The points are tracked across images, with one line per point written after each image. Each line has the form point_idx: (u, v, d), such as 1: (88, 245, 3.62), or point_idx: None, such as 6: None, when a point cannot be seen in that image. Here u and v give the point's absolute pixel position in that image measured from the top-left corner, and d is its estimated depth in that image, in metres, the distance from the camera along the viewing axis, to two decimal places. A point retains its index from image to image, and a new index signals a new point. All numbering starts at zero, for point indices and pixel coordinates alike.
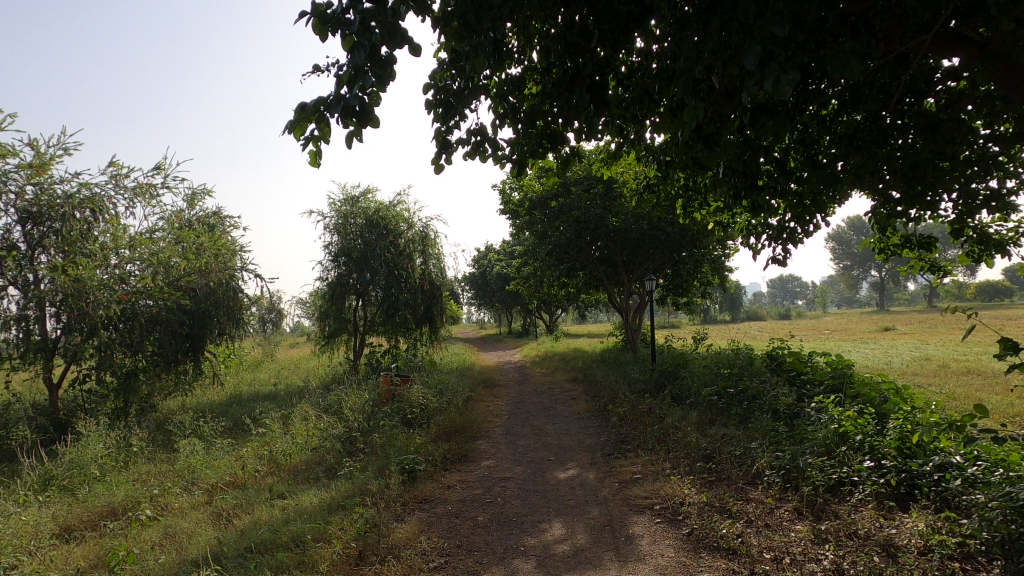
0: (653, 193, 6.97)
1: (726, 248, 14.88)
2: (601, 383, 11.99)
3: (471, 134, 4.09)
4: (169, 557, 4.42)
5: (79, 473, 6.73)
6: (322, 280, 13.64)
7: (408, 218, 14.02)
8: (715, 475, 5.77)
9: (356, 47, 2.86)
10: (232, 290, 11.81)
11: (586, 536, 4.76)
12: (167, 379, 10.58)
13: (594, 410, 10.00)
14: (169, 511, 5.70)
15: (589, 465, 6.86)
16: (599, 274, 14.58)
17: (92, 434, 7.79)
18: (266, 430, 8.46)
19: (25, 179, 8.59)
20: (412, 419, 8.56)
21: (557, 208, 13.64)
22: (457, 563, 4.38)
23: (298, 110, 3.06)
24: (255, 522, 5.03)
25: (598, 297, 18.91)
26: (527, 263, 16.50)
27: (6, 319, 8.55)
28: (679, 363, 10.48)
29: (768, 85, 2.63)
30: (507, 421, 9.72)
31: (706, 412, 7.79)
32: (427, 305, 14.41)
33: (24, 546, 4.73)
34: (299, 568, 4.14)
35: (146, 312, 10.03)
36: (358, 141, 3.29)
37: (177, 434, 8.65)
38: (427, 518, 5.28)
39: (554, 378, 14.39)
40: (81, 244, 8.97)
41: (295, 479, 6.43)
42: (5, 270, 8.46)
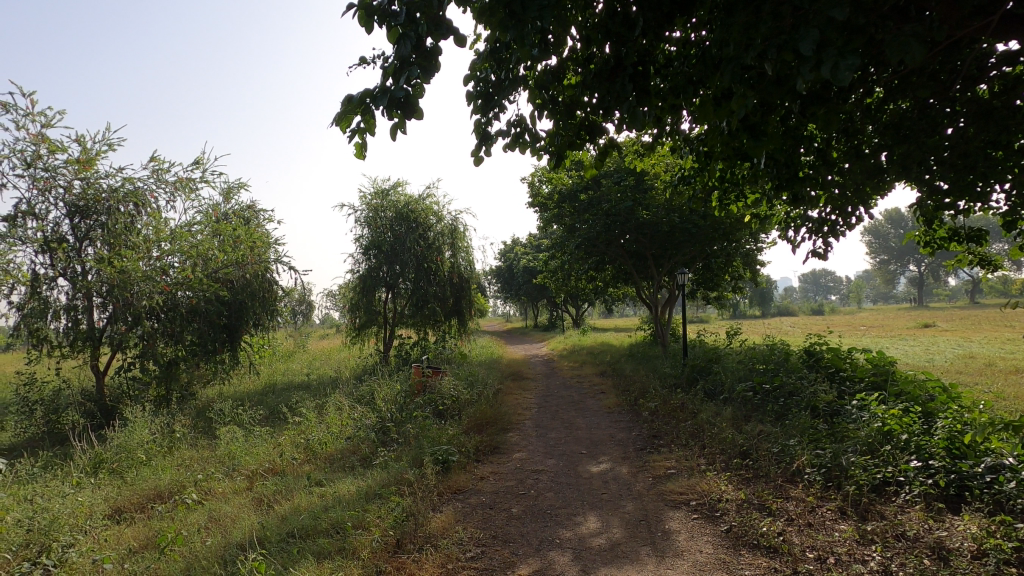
0: (689, 185, 6.84)
1: (758, 241, 14.56)
2: (631, 377, 11.89)
3: (511, 125, 4.07)
4: (215, 540, 4.55)
5: (127, 457, 7.00)
6: (353, 273, 13.85)
7: (437, 211, 14.09)
8: (752, 471, 5.67)
9: (402, 39, 2.86)
10: (266, 282, 12.09)
11: (622, 530, 4.74)
12: (206, 368, 10.91)
13: (624, 404, 9.93)
14: (213, 495, 5.88)
15: (622, 459, 6.82)
16: (628, 267, 14.45)
17: (138, 421, 8.09)
18: (302, 419, 8.66)
19: (72, 174, 8.90)
20: (443, 410, 8.62)
21: (586, 202, 13.52)
22: (494, 553, 4.41)
23: (344, 103, 3.10)
24: (296, 508, 5.15)
25: (626, 290, 18.75)
26: (554, 257, 16.43)
27: (56, 310, 8.90)
28: (711, 357, 10.31)
29: (827, 70, 2.54)
30: (536, 414, 9.74)
31: (741, 408, 7.65)
32: (455, 298, 14.50)
33: (80, 525, 4.94)
34: (340, 554, 4.22)
35: (186, 303, 10.33)
36: (402, 133, 3.31)
37: (217, 421, 8.90)
38: (462, 509, 5.33)
39: (583, 372, 14.33)
40: (125, 237, 9.28)
41: (332, 467, 6.57)
42: (54, 262, 8.79)
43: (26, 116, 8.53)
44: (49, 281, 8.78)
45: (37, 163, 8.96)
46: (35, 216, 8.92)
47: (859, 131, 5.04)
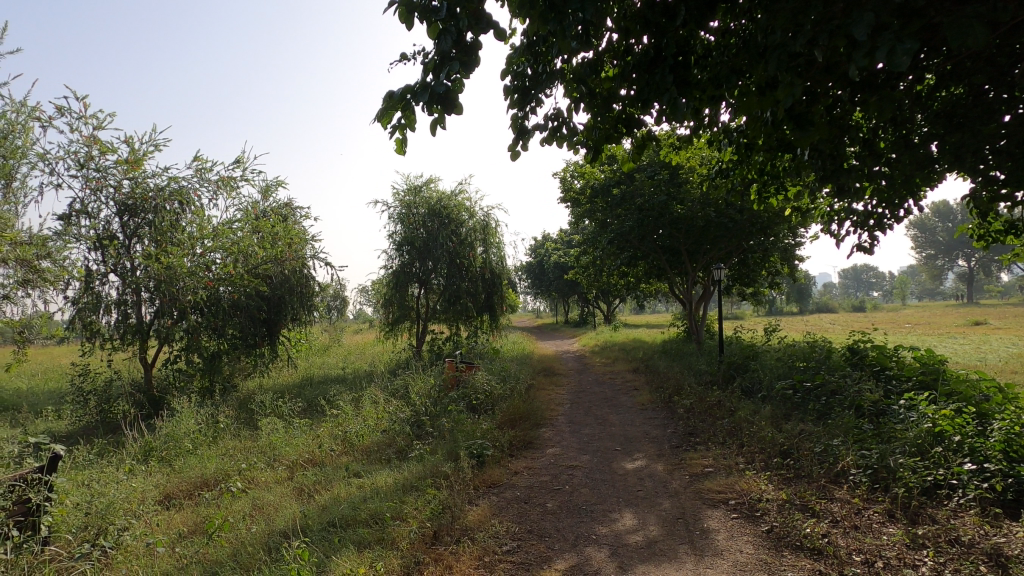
0: (727, 178, 6.69)
1: (797, 235, 14.15)
2: (665, 374, 11.74)
3: (548, 119, 4.04)
4: (259, 527, 4.70)
5: (175, 446, 7.28)
6: (387, 269, 14.05)
7: (469, 207, 14.14)
8: (793, 471, 5.52)
9: (443, 34, 2.87)
10: (304, 277, 12.36)
11: (659, 528, 4.69)
12: (247, 361, 11.25)
13: (658, 401, 9.81)
14: (256, 483, 6.07)
15: (657, 456, 6.74)
16: (661, 262, 14.24)
17: (184, 411, 8.40)
18: (339, 412, 8.84)
19: (122, 174, 9.27)
20: (477, 404, 8.67)
21: (619, 196, 13.35)
22: (530, 547, 4.42)
23: (385, 99, 3.13)
24: (335, 498, 5.27)
25: (659, 286, 18.49)
26: (586, 252, 16.33)
27: (108, 304, 9.31)
28: (749, 354, 10.10)
29: (883, 55, 2.44)
30: (569, 410, 9.71)
31: (780, 406, 7.47)
32: (487, 293, 14.54)
33: (134, 509, 5.16)
34: (379, 544, 4.30)
35: (227, 298, 10.66)
36: (442, 128, 3.33)
37: (258, 413, 9.17)
38: (498, 503, 5.36)
39: (615, 369, 14.21)
40: (171, 234, 9.62)
41: (369, 459, 6.70)
42: (106, 258, 9.19)
43: (79, 118, 8.92)
44: (101, 276, 9.19)
45: (89, 164, 9.36)
46: (88, 215, 9.34)
47: (909, 120, 4.83)
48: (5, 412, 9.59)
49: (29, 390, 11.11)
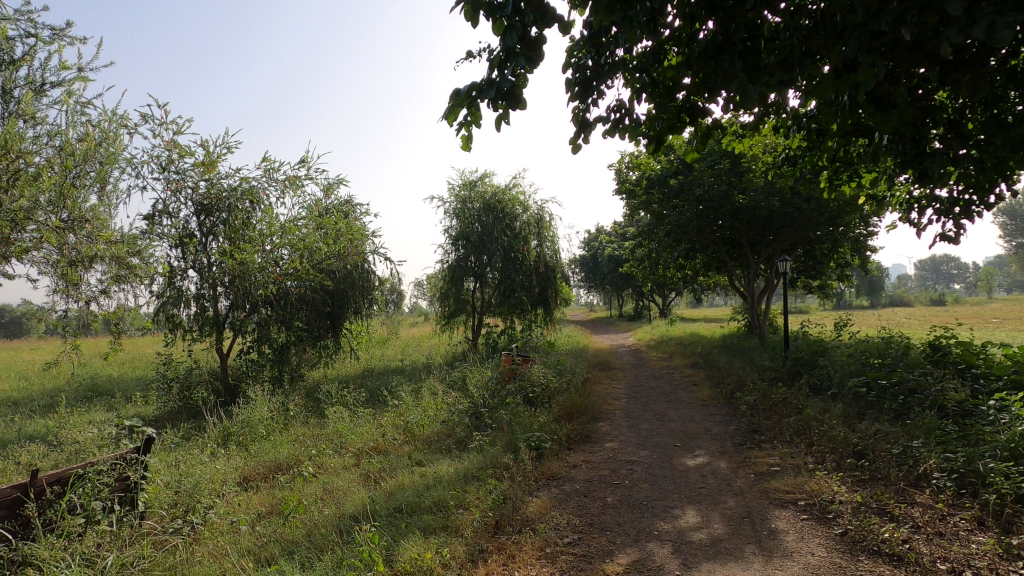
0: (794, 166, 6.40)
1: (870, 225, 13.35)
2: (725, 369, 11.39)
3: (610, 111, 4.01)
4: (331, 510, 4.93)
5: (251, 432, 7.73)
6: (443, 263, 14.33)
7: (523, 201, 14.19)
8: (868, 473, 5.26)
9: (508, 31, 2.91)
10: (365, 272, 12.79)
11: (724, 526, 4.59)
12: (313, 352, 11.77)
13: (720, 397, 9.53)
14: (325, 468, 6.37)
15: (720, 454, 6.58)
16: (722, 254, 13.80)
17: (258, 400, 8.89)
18: (400, 402, 9.12)
19: (199, 175, 9.86)
20: (534, 397, 8.71)
21: (676, 187, 13.02)
22: (592, 540, 4.43)
23: (452, 97, 3.19)
24: (400, 485, 5.46)
25: (718, 279, 17.93)
26: (641, 245, 16.04)
27: (187, 298, 9.95)
28: (817, 350, 9.64)
29: (981, 31, 2.27)
30: (627, 404, 9.61)
31: (853, 405, 7.11)
32: (542, 287, 14.54)
33: (217, 489, 5.53)
34: (444, 531, 4.42)
35: (295, 292, 11.18)
36: (506, 124, 3.37)
37: (325, 402, 9.59)
38: (558, 495, 5.40)
39: (673, 364, 13.91)
40: (243, 232, 10.16)
41: (431, 448, 6.88)
42: (185, 255, 9.82)
43: (161, 124, 9.52)
44: (182, 272, 9.82)
45: (170, 167, 10.01)
46: (170, 214, 10.00)
47: (1003, 98, 4.47)
48: (101, 397, 10.46)
49: (120, 377, 12.05)
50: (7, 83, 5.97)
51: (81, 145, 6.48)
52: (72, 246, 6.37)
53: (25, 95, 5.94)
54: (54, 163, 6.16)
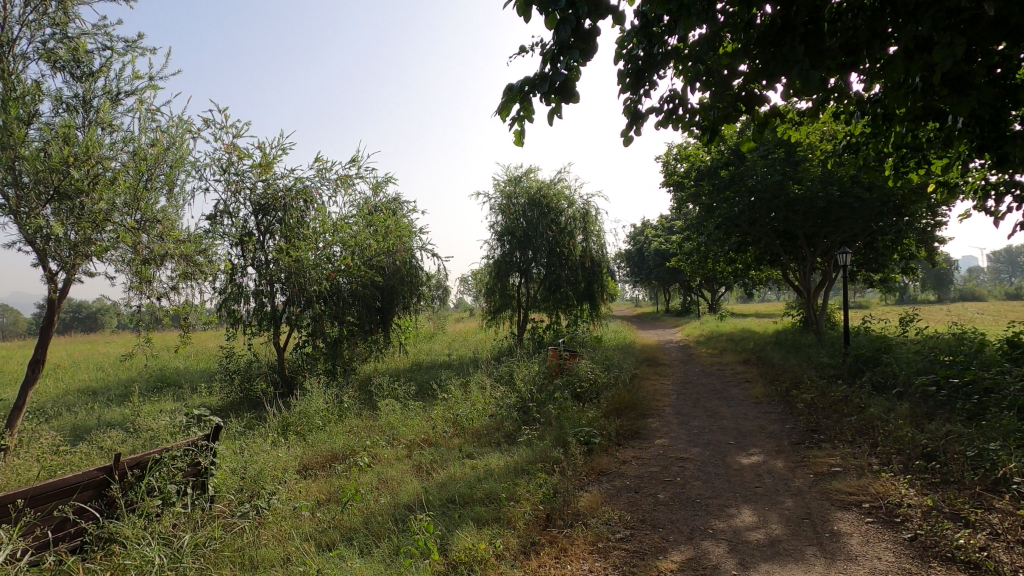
0: (857, 153, 6.09)
1: (938, 214, 12.59)
2: (780, 366, 11.02)
3: (663, 102, 3.94)
4: (387, 499, 5.07)
5: (308, 422, 8.04)
6: (489, 259, 14.44)
7: (568, 195, 14.11)
8: (940, 476, 4.99)
9: (561, 24, 2.90)
10: (413, 268, 13.04)
11: (782, 526, 4.46)
12: (364, 347, 12.12)
13: (774, 395, 9.23)
14: (379, 459, 6.56)
15: (776, 453, 6.38)
16: (776, 247, 13.32)
17: (314, 392, 9.23)
18: (449, 395, 9.27)
19: (257, 177, 10.27)
20: (582, 393, 8.67)
21: (727, 178, 12.65)
22: (644, 537, 4.39)
23: (505, 92, 3.21)
24: (452, 476, 5.56)
25: (771, 272, 17.33)
26: (690, 239, 15.67)
27: (247, 294, 10.40)
28: (880, 346, 9.18)
29: None
30: (676, 400, 9.45)
31: (921, 404, 6.74)
32: (588, 281, 14.43)
33: (279, 476, 5.78)
34: (496, 523, 4.48)
35: (347, 288, 11.53)
36: (558, 118, 3.36)
37: (376, 394, 9.86)
38: (608, 490, 5.37)
39: (723, 360, 13.55)
40: (298, 230, 10.53)
41: (480, 441, 6.97)
42: (245, 253, 10.26)
43: (222, 128, 9.97)
44: (242, 269, 10.27)
45: (230, 169, 10.48)
46: (230, 214, 10.47)
47: None
48: (170, 387, 11.11)
49: (186, 369, 12.74)
50: (87, 94, 6.39)
51: (152, 150, 6.89)
52: (145, 245, 6.76)
53: (103, 104, 6.35)
54: (130, 167, 6.57)
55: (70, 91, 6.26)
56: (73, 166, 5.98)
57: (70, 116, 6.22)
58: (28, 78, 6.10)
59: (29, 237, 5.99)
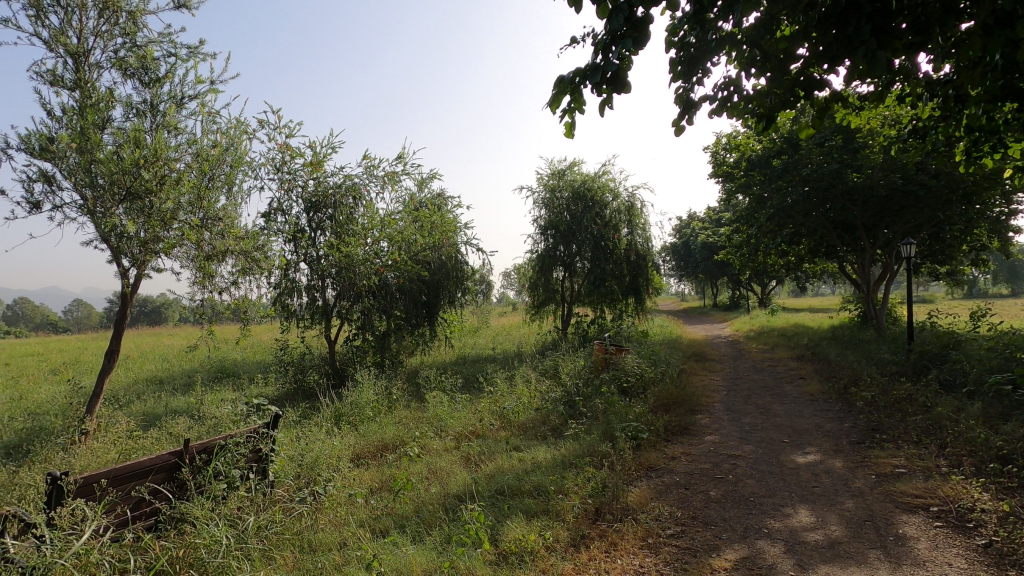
0: (925, 139, 5.75)
1: (1013, 202, 11.76)
2: (837, 362, 10.58)
3: (717, 89, 3.84)
4: (437, 489, 5.18)
5: (359, 413, 8.28)
6: (533, 253, 14.45)
7: (613, 188, 13.94)
8: (1017, 481, 4.69)
9: (614, 13, 2.88)
10: (458, 263, 13.19)
11: (842, 528, 4.30)
12: (411, 340, 12.37)
13: (831, 392, 8.87)
14: (429, 449, 6.70)
15: (834, 452, 6.14)
16: (832, 239, 12.76)
17: (365, 384, 9.51)
18: (494, 389, 9.35)
19: (308, 175, 10.59)
20: (628, 387, 8.58)
21: (780, 168, 12.21)
22: (696, 534, 4.32)
23: (556, 84, 3.21)
24: (500, 468, 5.62)
25: (827, 265, 16.63)
26: (740, 231, 15.23)
27: (300, 289, 10.78)
28: (949, 343, 8.68)
29: None
30: (726, 397, 9.21)
31: (995, 405, 6.34)
32: (633, 275, 14.23)
33: (334, 464, 5.98)
34: (545, 515, 4.51)
35: (394, 283, 11.78)
36: (609, 108, 3.33)
37: (424, 387, 10.06)
38: (658, 486, 5.30)
39: (775, 356, 13.12)
40: (347, 227, 10.82)
41: (527, 435, 7.01)
42: (298, 249, 10.63)
43: (276, 129, 10.34)
44: (295, 265, 10.64)
45: (284, 168, 10.85)
46: (284, 212, 10.85)
47: None
48: (230, 378, 11.65)
49: (244, 361, 13.32)
50: (154, 99, 6.75)
51: (213, 151, 7.21)
52: (208, 242, 7.10)
53: (169, 109, 6.69)
54: (193, 168, 6.94)
55: (139, 97, 6.63)
56: (142, 168, 6.36)
57: (140, 120, 6.58)
58: (101, 86, 6.50)
59: (104, 236, 6.40)
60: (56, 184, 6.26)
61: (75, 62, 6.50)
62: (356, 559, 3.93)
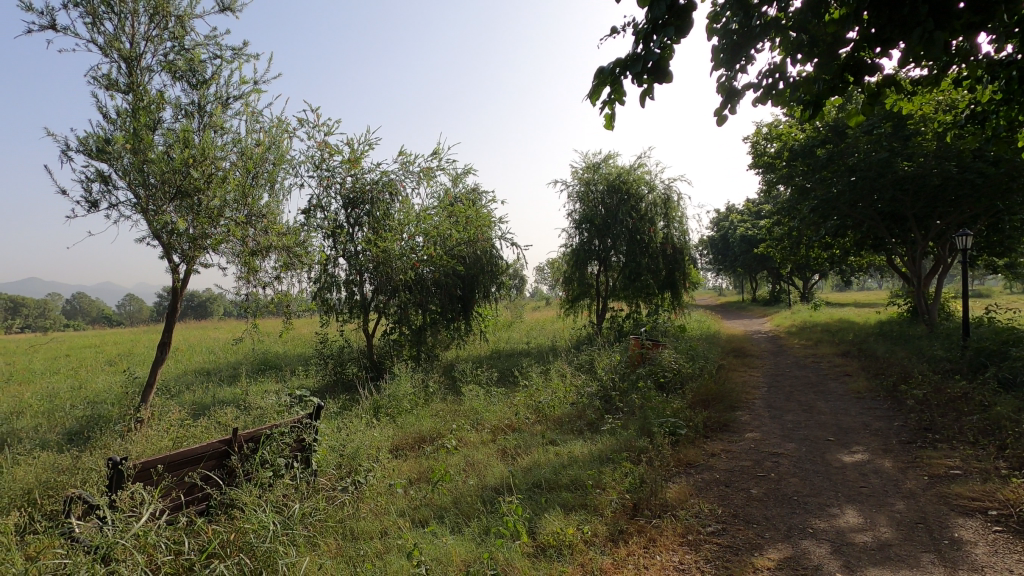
0: (984, 124, 5.46)
1: None
2: (885, 359, 10.18)
3: (762, 77, 3.73)
4: (475, 481, 5.22)
5: (397, 405, 8.43)
6: (567, 247, 14.38)
7: (649, 180, 13.72)
8: None
9: (656, 2, 2.83)
10: (492, 257, 13.23)
11: (893, 530, 4.14)
12: (446, 334, 12.51)
13: (879, 390, 8.55)
14: (466, 442, 6.77)
15: (883, 452, 5.92)
16: (881, 231, 12.25)
17: (402, 376, 9.67)
18: (530, 383, 9.37)
19: (346, 171, 10.79)
20: (665, 382, 8.46)
21: (825, 157, 11.80)
22: (737, 532, 4.24)
23: (596, 75, 3.18)
24: (537, 461, 5.64)
25: (874, 258, 15.99)
26: (781, 223, 14.79)
27: (339, 283, 11.01)
28: (1008, 339, 8.23)
29: None
30: (767, 393, 8.98)
31: None
32: (669, 269, 13.99)
33: (373, 454, 6.11)
34: (583, 509, 4.51)
35: (430, 277, 11.91)
36: (651, 99, 3.28)
37: (460, 380, 10.17)
38: (697, 483, 5.22)
39: (818, 351, 12.72)
40: (384, 222, 10.99)
41: (563, 429, 7.01)
42: (337, 244, 10.85)
43: (315, 127, 10.57)
44: (334, 260, 10.87)
45: (323, 165, 11.09)
46: (323, 208, 11.09)
47: None
48: (273, 370, 12.02)
49: (286, 354, 13.70)
50: (201, 100, 6.99)
51: (256, 150, 7.42)
52: (252, 238, 7.31)
53: (215, 109, 6.93)
54: (239, 166, 7.17)
55: (187, 98, 6.87)
56: (192, 167, 6.62)
57: (188, 120, 6.83)
58: (152, 88, 6.76)
59: (156, 233, 6.69)
60: (112, 184, 6.56)
61: (128, 66, 6.79)
62: (397, 548, 4.02)
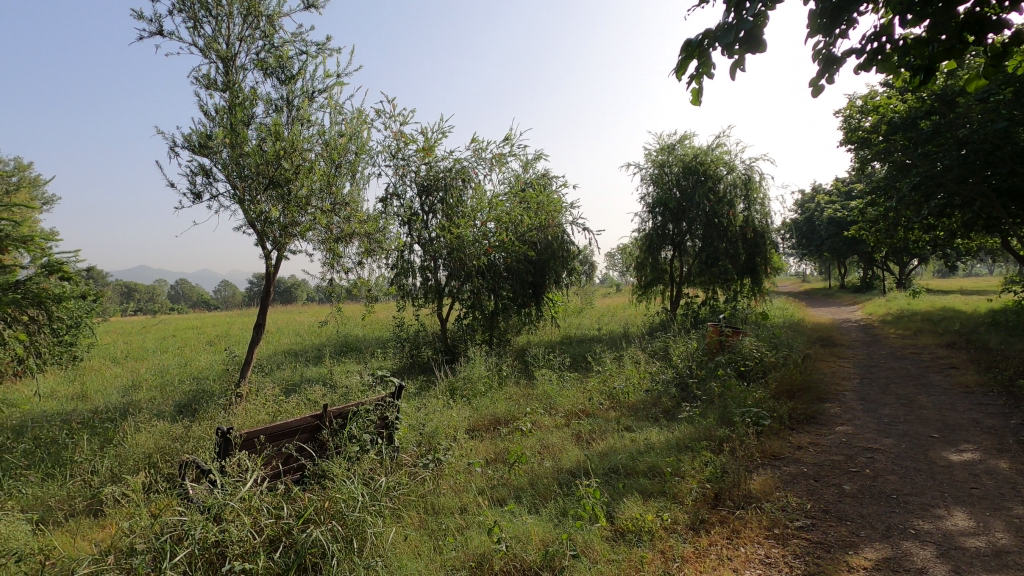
0: None
1: None
2: (1000, 351, 9.23)
3: (865, 42, 3.44)
4: (551, 464, 5.26)
5: (472, 387, 8.62)
6: (641, 232, 14.04)
7: (728, 161, 13.06)
8: None
9: None
10: (564, 243, 13.16)
11: (1011, 536, 3.77)
12: (518, 319, 12.61)
13: (993, 384, 7.77)
14: (540, 425, 6.83)
15: (998, 452, 5.39)
16: (996, 210, 11.05)
17: (476, 360, 9.88)
18: (603, 369, 9.28)
19: (421, 160, 11.04)
20: (747, 371, 8.11)
21: (929, 130, 10.76)
22: (829, 529, 4.01)
23: (683, 48, 3.06)
24: (612, 447, 5.60)
25: (987, 240, 14.47)
26: (876, 203, 13.69)
27: (414, 269, 11.34)
28: None
29: None
30: (860, 385, 8.41)
31: None
32: (750, 254, 13.31)
33: (451, 434, 6.30)
34: (661, 496, 4.45)
35: (502, 263, 12.03)
36: (742, 71, 3.11)
37: (532, 365, 10.24)
38: (783, 476, 4.99)
39: (919, 342, 11.71)
40: (457, 209, 11.18)
41: (638, 415, 6.91)
42: (412, 231, 11.17)
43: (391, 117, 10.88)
44: (410, 246, 11.20)
45: (398, 154, 11.41)
46: (399, 197, 11.43)
47: None
48: (353, 352, 12.62)
49: (365, 337, 14.31)
50: (289, 95, 7.37)
51: (339, 140, 7.74)
52: (336, 225, 7.67)
53: (302, 103, 7.30)
54: (323, 157, 7.51)
55: (277, 94, 7.27)
56: (283, 159, 7.04)
57: (278, 115, 7.23)
58: (246, 86, 7.20)
59: (252, 221, 7.16)
60: (212, 177, 7.08)
61: (225, 66, 7.27)
62: (478, 525, 4.13)
